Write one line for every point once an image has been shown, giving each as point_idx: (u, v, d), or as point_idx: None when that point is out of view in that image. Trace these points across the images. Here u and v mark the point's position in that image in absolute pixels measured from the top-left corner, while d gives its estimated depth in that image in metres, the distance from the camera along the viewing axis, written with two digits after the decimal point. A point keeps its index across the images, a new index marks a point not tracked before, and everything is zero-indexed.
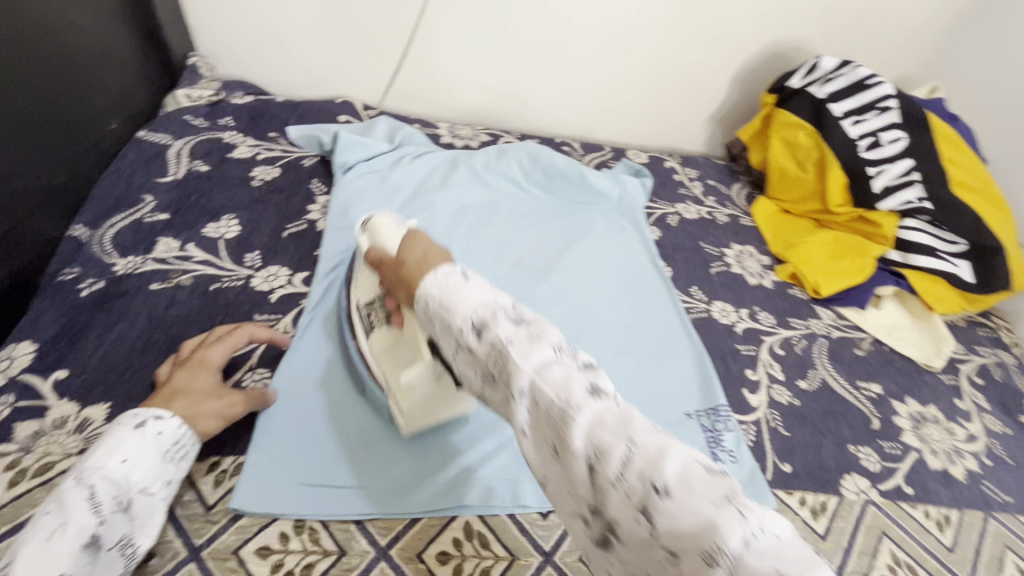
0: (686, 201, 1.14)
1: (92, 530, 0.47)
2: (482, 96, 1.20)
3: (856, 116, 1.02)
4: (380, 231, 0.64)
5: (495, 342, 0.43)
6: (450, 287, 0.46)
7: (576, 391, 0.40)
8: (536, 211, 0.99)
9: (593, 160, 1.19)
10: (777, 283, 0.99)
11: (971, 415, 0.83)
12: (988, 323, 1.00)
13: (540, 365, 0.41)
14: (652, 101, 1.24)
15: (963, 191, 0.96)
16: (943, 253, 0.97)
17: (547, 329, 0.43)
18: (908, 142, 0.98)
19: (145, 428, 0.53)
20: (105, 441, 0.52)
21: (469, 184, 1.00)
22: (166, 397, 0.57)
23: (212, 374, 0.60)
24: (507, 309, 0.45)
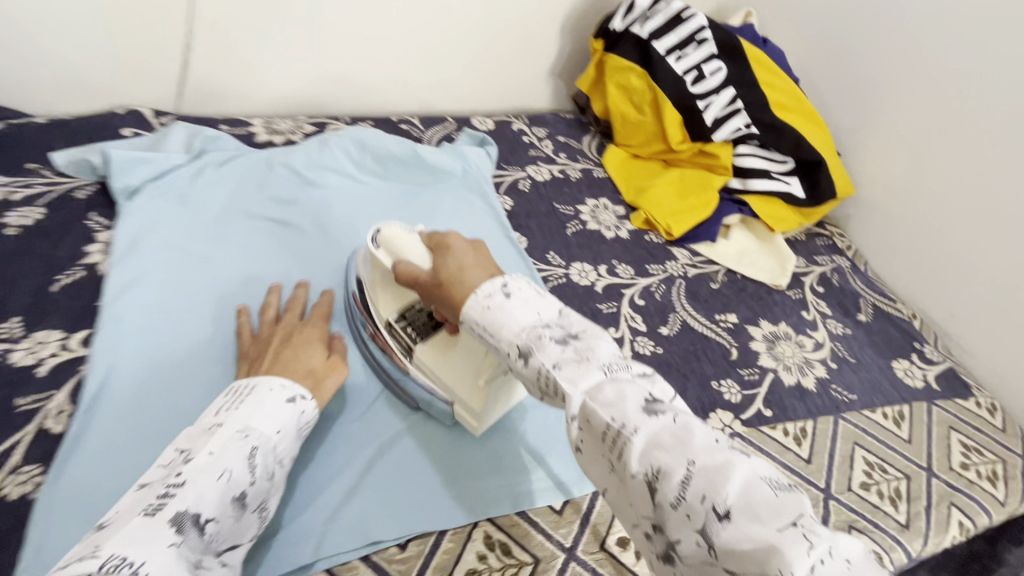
0: (537, 163, 1.10)
1: (244, 488, 0.48)
2: (298, 82, 1.07)
3: (678, 52, 1.02)
4: (396, 241, 0.64)
5: (542, 368, 0.48)
6: (493, 314, 0.52)
7: (631, 412, 0.44)
8: (372, 203, 0.91)
9: (436, 134, 1.11)
10: (633, 232, 0.98)
11: (816, 324, 0.88)
12: (824, 232, 1.07)
13: (590, 388, 0.46)
14: (488, 63, 1.17)
15: (782, 112, 0.99)
16: (776, 173, 1.01)
17: (593, 349, 0.48)
18: (727, 72, 1.00)
19: (295, 403, 0.55)
20: (253, 402, 0.53)
21: (290, 186, 0.88)
22: (293, 371, 0.59)
23: (320, 348, 0.64)
24: (552, 331, 0.50)
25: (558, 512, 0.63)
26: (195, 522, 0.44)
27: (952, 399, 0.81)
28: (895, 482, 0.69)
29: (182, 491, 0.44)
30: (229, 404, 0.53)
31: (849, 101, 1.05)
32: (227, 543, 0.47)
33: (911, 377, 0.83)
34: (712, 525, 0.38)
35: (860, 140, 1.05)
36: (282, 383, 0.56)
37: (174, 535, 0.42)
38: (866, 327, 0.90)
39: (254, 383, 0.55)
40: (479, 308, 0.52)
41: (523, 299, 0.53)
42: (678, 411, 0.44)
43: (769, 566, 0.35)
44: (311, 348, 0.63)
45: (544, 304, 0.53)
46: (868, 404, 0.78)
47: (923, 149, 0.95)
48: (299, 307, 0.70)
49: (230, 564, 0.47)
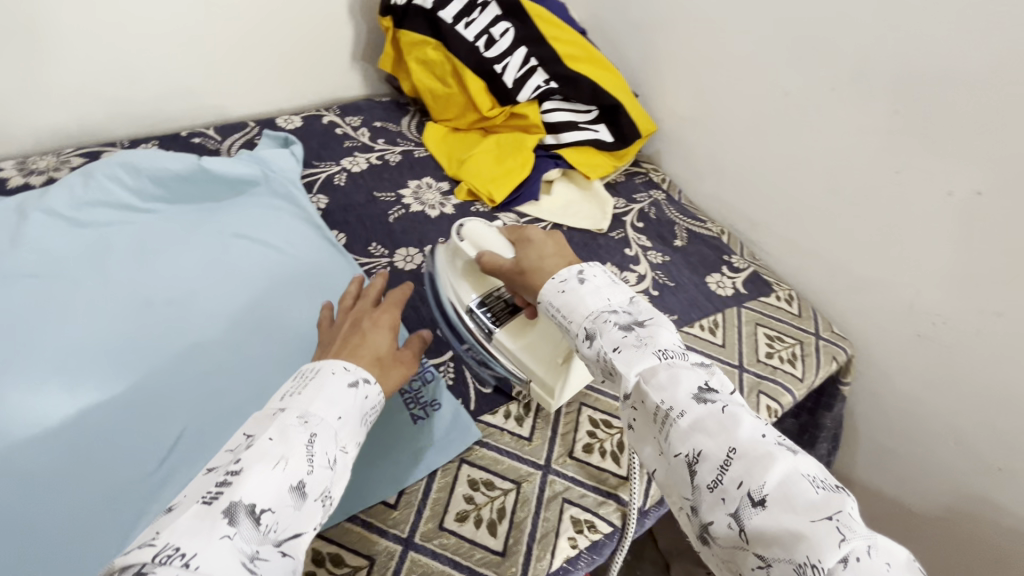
0: (353, 153, 1.05)
1: (302, 477, 0.43)
2: (54, 111, 0.93)
3: (465, 19, 1.01)
4: (481, 238, 0.71)
5: (603, 351, 0.56)
6: (568, 299, 0.60)
7: (682, 397, 0.50)
8: (162, 233, 0.82)
9: (236, 142, 1.02)
10: (458, 206, 0.98)
11: (638, 258, 0.94)
12: (641, 170, 1.14)
13: (644, 370, 0.53)
14: (280, 56, 1.09)
15: (575, 64, 1.02)
16: (583, 123, 1.04)
17: (653, 337, 0.55)
18: (515, 31, 1.01)
19: (356, 389, 0.52)
20: (316, 385, 0.50)
21: (53, 234, 0.77)
22: (354, 352, 0.56)
23: (391, 331, 0.60)
24: (618, 320, 0.57)
25: (393, 506, 0.59)
26: (249, 513, 0.40)
27: (757, 298, 0.91)
28: (618, 435, 0.68)
29: (238, 480, 0.41)
30: (294, 387, 0.50)
31: (636, 44, 1.12)
32: (290, 534, 0.42)
33: (722, 287, 0.92)
34: (746, 509, 0.44)
35: (653, 80, 1.12)
36: (345, 365, 0.53)
37: (227, 526, 0.38)
38: (682, 251, 0.97)
39: (319, 364, 0.52)
40: (555, 292, 0.61)
41: (595, 286, 0.60)
42: (730, 402, 0.50)
43: (797, 555, 0.40)
44: (383, 330, 0.59)
45: (616, 291, 0.60)
46: (687, 321, 0.85)
47: (699, 79, 1.03)
48: (377, 287, 0.65)
49: (294, 557, 0.41)
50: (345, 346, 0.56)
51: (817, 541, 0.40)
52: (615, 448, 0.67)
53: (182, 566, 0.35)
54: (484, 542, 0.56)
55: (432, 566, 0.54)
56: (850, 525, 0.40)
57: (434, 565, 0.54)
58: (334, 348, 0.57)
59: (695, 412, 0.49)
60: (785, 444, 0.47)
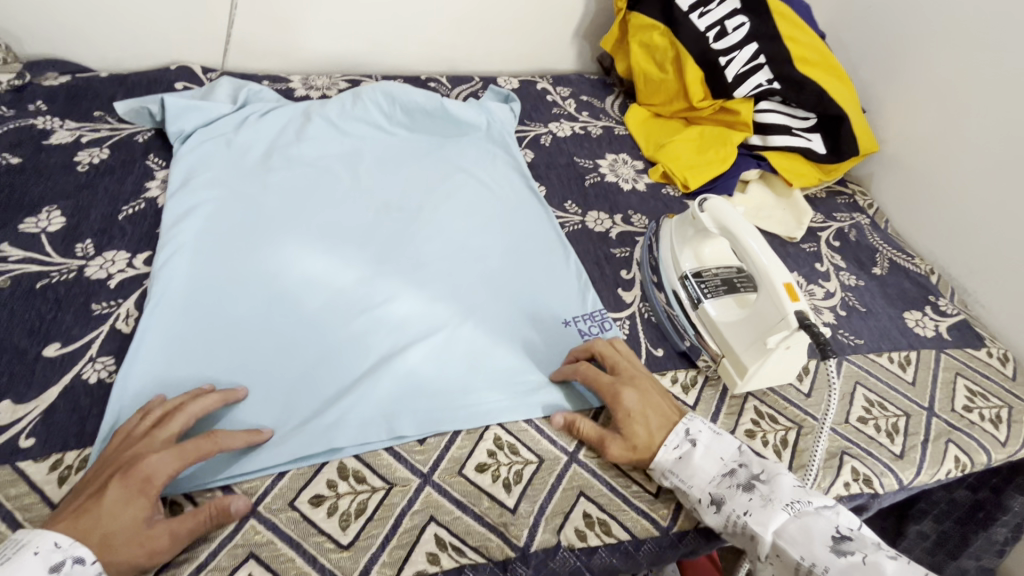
0: (559, 120, 1.12)
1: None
2: (334, 43, 1.13)
3: (701, 9, 1.03)
4: (722, 214, 0.71)
5: (734, 515, 0.55)
6: (683, 462, 0.58)
7: (821, 551, 0.50)
8: (401, 153, 0.96)
9: (463, 92, 1.15)
10: (650, 186, 1.01)
11: (829, 275, 0.90)
12: (845, 190, 1.07)
13: (777, 526, 0.53)
14: (514, 23, 1.20)
15: (805, 66, 0.99)
16: (797, 130, 1.02)
17: (775, 489, 0.55)
18: (750, 26, 1.00)
19: (61, 572, 0.44)
20: (9, 568, 0.43)
21: (327, 137, 0.95)
22: (90, 522, 0.46)
23: (150, 501, 0.49)
24: (744, 478, 0.57)
25: None
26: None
27: (963, 348, 0.82)
28: (783, 432, 0.67)
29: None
30: None
31: (875, 58, 1.05)
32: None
33: (922, 327, 0.84)
34: None
35: (885, 97, 1.04)
36: (57, 542, 0.45)
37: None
38: (880, 280, 0.91)
39: (33, 534, 0.45)
40: (669, 456, 0.59)
41: (706, 444, 0.59)
42: (868, 548, 0.50)
43: None
44: (123, 506, 0.47)
45: (725, 446, 0.60)
46: (874, 349, 0.80)
47: (946, 103, 0.95)
48: (189, 416, 0.55)
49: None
50: (78, 518, 0.47)
51: None
52: (778, 442, 0.66)
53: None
54: (641, 479, 0.61)
55: (592, 482, 0.60)
56: None
57: (593, 482, 0.60)
58: (68, 511, 0.48)
59: (838, 566, 0.49)
60: None
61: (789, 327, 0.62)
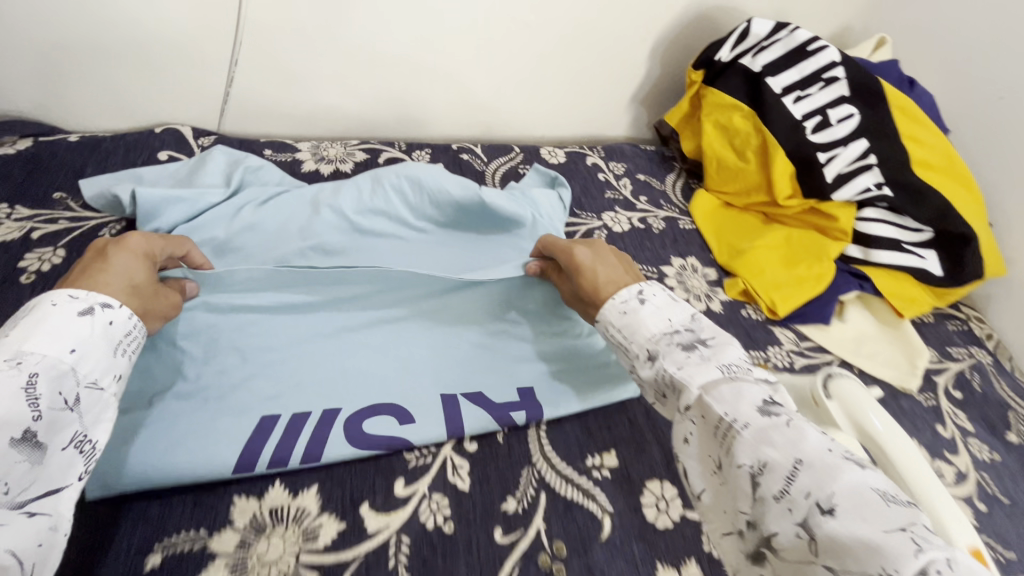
0: (614, 208, 0.95)
1: (31, 428, 0.41)
2: (352, 102, 0.95)
3: (798, 92, 0.84)
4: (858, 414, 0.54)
5: (666, 369, 0.54)
6: (628, 318, 0.59)
7: (746, 410, 0.48)
8: (428, 259, 0.78)
9: (500, 168, 0.97)
10: (727, 305, 0.83)
11: (956, 445, 0.72)
12: (957, 314, 0.89)
13: (706, 382, 0.52)
14: (563, 85, 1.02)
15: (925, 172, 0.81)
16: (908, 244, 0.83)
17: (717, 355, 0.54)
18: (860, 119, 0.82)
19: (96, 316, 0.48)
20: (34, 321, 0.45)
21: (338, 235, 0.77)
22: (95, 276, 0.51)
23: (145, 261, 0.55)
24: (684, 341, 0.56)
25: None
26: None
27: None
28: None
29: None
30: (1, 331, 0.44)
31: (1004, 160, 0.87)
32: (41, 488, 0.41)
33: None
34: (815, 518, 0.42)
35: (1018, 208, 0.86)
36: (73, 294, 0.48)
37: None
38: (1019, 453, 0.73)
39: (34, 302, 0.47)
40: (616, 312, 0.60)
41: (656, 306, 0.60)
42: (795, 416, 0.48)
43: (872, 566, 0.38)
44: (132, 260, 0.54)
45: (677, 312, 0.60)
46: None
47: None
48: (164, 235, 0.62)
49: (53, 509, 0.42)
50: (82, 275, 0.51)
51: (891, 552, 0.38)
52: None
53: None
54: None
55: None
56: (926, 537, 0.38)
57: None
58: (61, 282, 0.51)
59: (757, 423, 0.47)
60: (853, 460, 0.44)
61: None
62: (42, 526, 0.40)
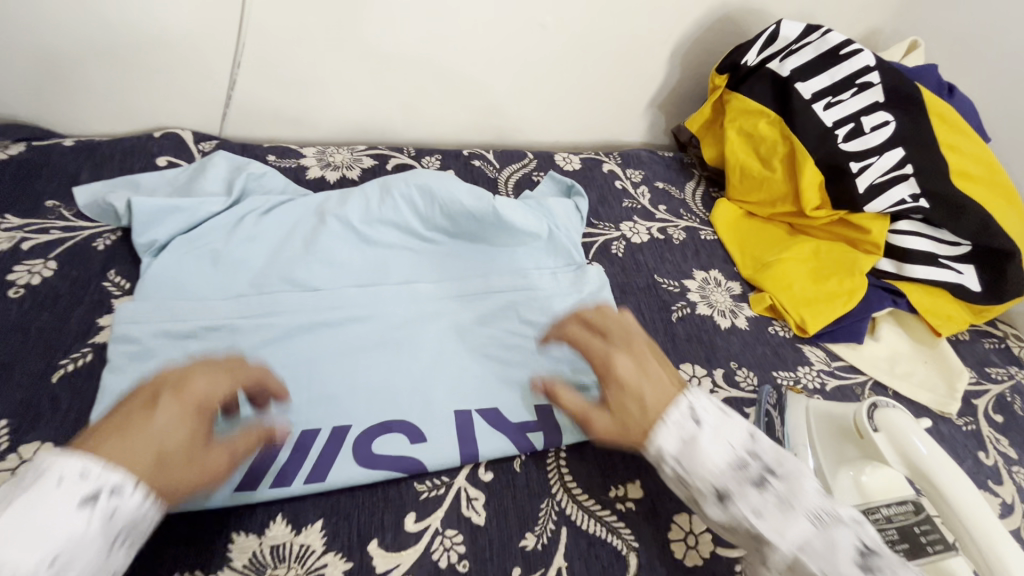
0: (633, 217, 0.90)
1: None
2: (359, 106, 0.91)
3: (829, 98, 0.81)
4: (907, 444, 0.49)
5: (741, 516, 0.45)
6: (687, 448, 0.48)
7: (844, 563, 0.42)
8: (438, 273, 0.74)
9: (513, 175, 0.93)
10: (753, 321, 0.79)
11: (1001, 474, 0.68)
12: (994, 332, 0.85)
13: (798, 540, 0.44)
14: (580, 89, 0.98)
15: (965, 183, 0.76)
16: (944, 259, 0.79)
17: (795, 493, 0.45)
18: (895, 127, 0.78)
19: (97, 505, 0.36)
20: (29, 503, 0.35)
21: (346, 247, 0.73)
22: (116, 437, 0.39)
23: (193, 418, 0.43)
24: (752, 475, 0.46)
25: None
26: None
27: None
28: None
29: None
30: (0, 502, 0.35)
31: None
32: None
33: None
34: None
35: None
36: (86, 470, 0.36)
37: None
38: None
39: (45, 464, 0.36)
40: (671, 438, 0.48)
41: (710, 425, 0.49)
42: (896, 567, 0.42)
43: None
44: (177, 419, 0.42)
45: (733, 428, 0.49)
46: None
47: None
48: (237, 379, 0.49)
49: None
50: (120, 429, 0.40)
51: None
52: None
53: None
54: None
55: None
56: None
57: None
58: (91, 432, 0.40)
59: None
60: None
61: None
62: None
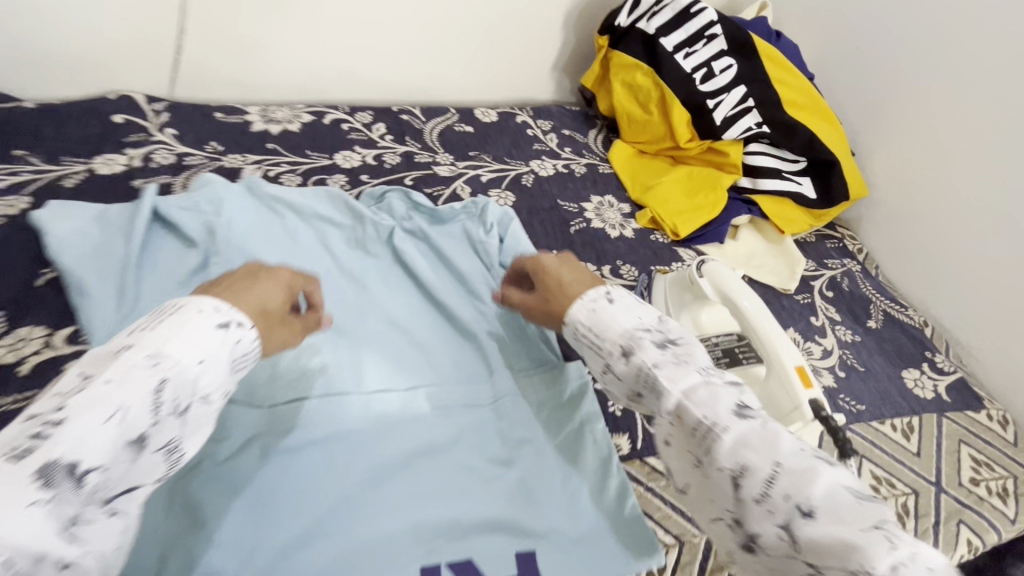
0: (541, 157, 1.06)
1: (144, 430, 0.36)
2: (297, 70, 1.03)
3: (686, 49, 0.98)
4: (721, 278, 0.68)
5: (642, 365, 0.49)
6: (598, 317, 0.54)
7: (722, 410, 0.44)
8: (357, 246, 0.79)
9: (437, 126, 1.07)
10: (638, 232, 0.95)
11: (825, 330, 0.86)
12: (835, 234, 1.04)
13: (686, 388, 0.47)
14: (493, 51, 1.13)
15: (795, 111, 0.96)
16: (787, 173, 0.98)
17: (693, 355, 0.49)
18: (738, 69, 0.96)
19: (226, 329, 0.42)
20: (172, 323, 0.40)
21: (266, 229, 0.77)
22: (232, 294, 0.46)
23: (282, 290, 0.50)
24: (653, 337, 0.51)
25: None
26: (70, 473, 0.33)
27: (963, 410, 0.79)
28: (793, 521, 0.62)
29: (58, 433, 0.33)
30: (145, 323, 0.41)
31: (862, 98, 1.03)
32: (124, 489, 0.36)
33: (921, 387, 0.81)
34: (797, 523, 0.38)
35: (873, 139, 1.02)
36: (216, 305, 0.43)
37: (38, 490, 0.31)
38: (876, 334, 0.88)
39: (180, 300, 0.43)
40: (587, 309, 0.55)
41: (625, 305, 0.55)
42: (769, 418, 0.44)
43: (851, 564, 0.36)
44: (276, 286, 0.50)
45: (647, 311, 0.54)
46: (876, 415, 0.76)
47: (939, 151, 0.93)
48: None
49: (124, 514, 0.36)
50: (230, 289, 0.46)
51: (869, 554, 0.35)
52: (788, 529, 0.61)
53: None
54: None
55: None
56: (898, 537, 0.36)
57: None
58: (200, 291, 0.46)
59: (737, 427, 0.43)
60: (824, 457, 0.41)
61: (803, 418, 0.56)
62: (112, 537, 0.35)
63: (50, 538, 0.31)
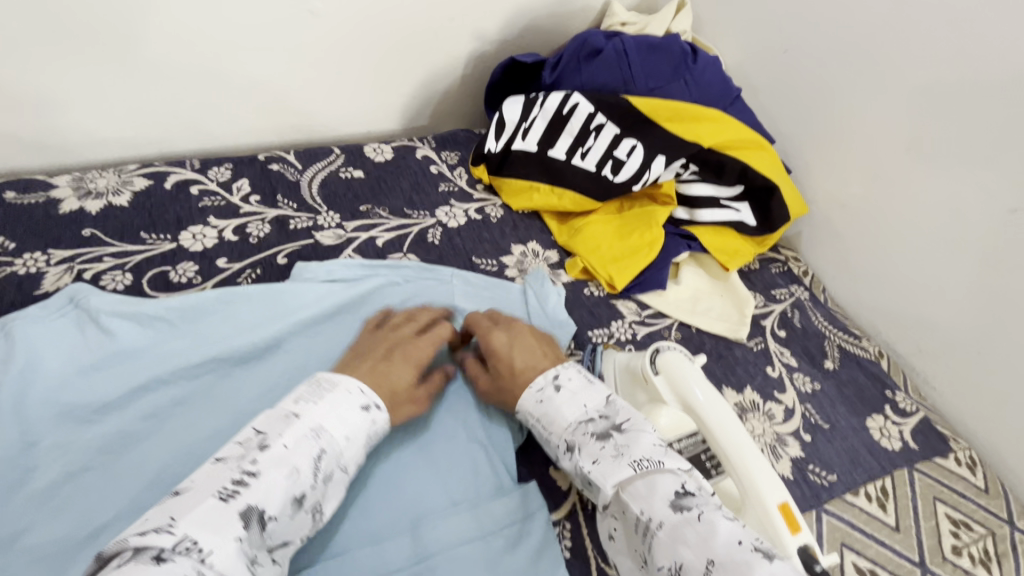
0: (449, 201, 0.89)
1: (305, 490, 0.47)
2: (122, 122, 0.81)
3: (579, 149, 0.86)
4: (674, 380, 0.56)
5: (580, 464, 0.52)
6: (545, 407, 0.56)
7: (659, 506, 0.46)
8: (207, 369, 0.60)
9: (318, 174, 0.88)
10: (569, 288, 0.82)
11: (784, 383, 0.77)
12: (778, 257, 0.96)
13: (621, 479, 0.49)
14: (378, 74, 0.94)
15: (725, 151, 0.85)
16: (724, 200, 0.87)
17: (630, 447, 0.50)
18: (644, 147, 0.84)
19: (370, 412, 0.53)
20: (332, 400, 0.52)
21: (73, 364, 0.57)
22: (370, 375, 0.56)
23: (414, 371, 0.59)
24: (589, 428, 0.53)
25: None
26: (258, 518, 0.44)
27: (932, 459, 0.73)
28: None
29: (251, 486, 0.44)
30: (310, 394, 0.52)
31: (794, 106, 0.93)
32: (282, 541, 0.46)
33: (888, 438, 0.74)
34: None
35: (810, 150, 0.93)
36: (362, 389, 0.54)
37: (241, 529, 0.42)
38: (835, 378, 0.80)
39: (335, 378, 0.54)
40: (533, 402, 0.57)
41: (571, 392, 0.57)
42: (708, 506, 0.45)
43: None
44: (410, 368, 0.59)
45: (592, 394, 0.56)
46: (849, 485, 0.68)
47: (878, 163, 0.84)
48: None
49: (280, 563, 0.46)
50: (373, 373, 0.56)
51: None
52: None
53: (198, 560, 0.39)
54: None
55: None
56: None
57: None
58: (356, 368, 0.57)
59: (670, 520, 0.44)
60: (763, 549, 0.42)
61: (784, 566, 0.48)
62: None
63: (241, 573, 0.41)
